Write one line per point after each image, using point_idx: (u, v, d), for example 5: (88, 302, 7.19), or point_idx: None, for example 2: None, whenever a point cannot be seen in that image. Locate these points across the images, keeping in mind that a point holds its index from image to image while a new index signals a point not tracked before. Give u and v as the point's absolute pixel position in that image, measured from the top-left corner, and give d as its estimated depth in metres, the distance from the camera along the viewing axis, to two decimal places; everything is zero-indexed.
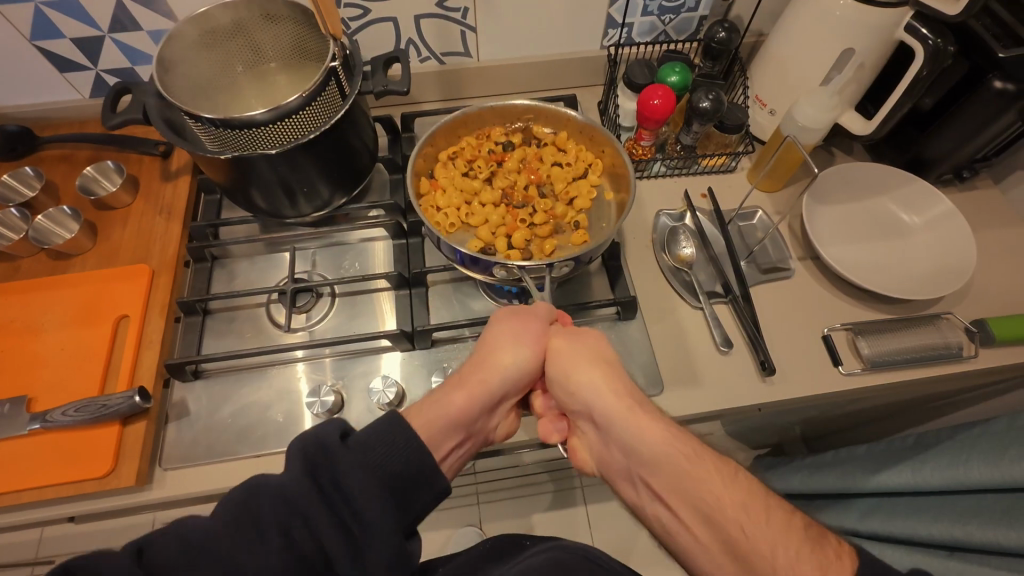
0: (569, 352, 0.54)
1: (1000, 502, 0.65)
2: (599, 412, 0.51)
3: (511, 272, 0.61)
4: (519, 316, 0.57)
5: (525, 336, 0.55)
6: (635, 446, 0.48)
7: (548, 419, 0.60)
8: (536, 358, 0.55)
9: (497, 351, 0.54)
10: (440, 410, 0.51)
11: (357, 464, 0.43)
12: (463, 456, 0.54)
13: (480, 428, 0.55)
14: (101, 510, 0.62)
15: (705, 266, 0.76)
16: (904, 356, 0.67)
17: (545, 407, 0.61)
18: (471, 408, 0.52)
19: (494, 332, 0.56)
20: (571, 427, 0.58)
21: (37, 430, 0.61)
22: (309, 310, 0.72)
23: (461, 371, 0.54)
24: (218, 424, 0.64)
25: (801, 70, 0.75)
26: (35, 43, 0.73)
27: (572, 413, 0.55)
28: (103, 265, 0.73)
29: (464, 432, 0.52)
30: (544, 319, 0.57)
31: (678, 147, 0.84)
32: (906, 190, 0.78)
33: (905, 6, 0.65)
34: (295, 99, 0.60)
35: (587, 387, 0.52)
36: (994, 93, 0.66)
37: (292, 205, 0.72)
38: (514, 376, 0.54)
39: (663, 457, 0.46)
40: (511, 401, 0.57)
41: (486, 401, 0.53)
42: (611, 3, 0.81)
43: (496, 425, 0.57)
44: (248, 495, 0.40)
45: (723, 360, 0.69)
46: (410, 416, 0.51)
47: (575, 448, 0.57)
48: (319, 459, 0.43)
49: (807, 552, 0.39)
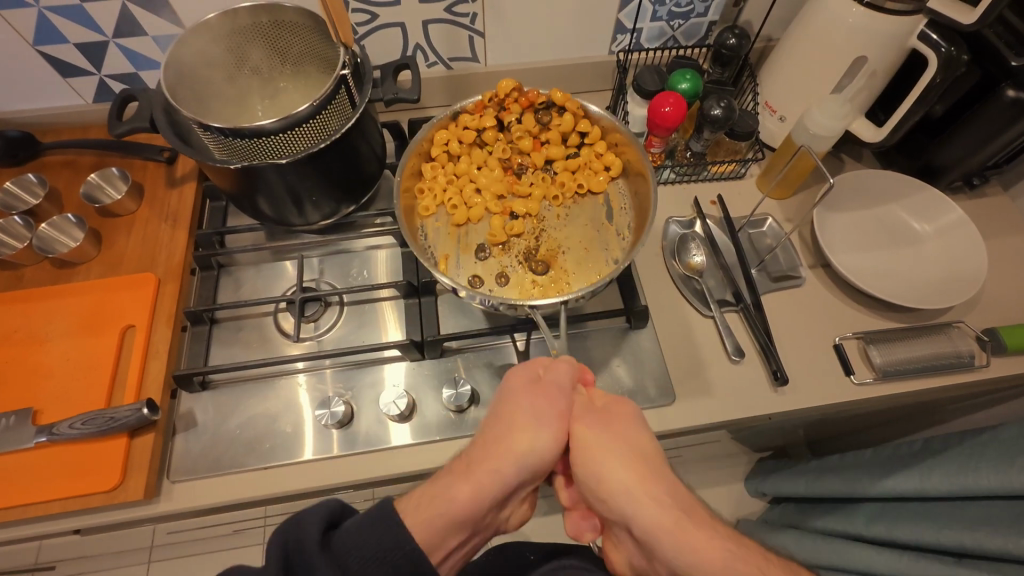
0: (595, 441, 0.48)
1: (1012, 511, 0.65)
2: (637, 527, 0.44)
3: (518, 307, 0.60)
4: (539, 389, 0.51)
5: (546, 413, 0.49)
6: (692, 573, 0.42)
7: (579, 514, 0.54)
8: (559, 444, 0.48)
9: (513, 436, 0.48)
10: (444, 505, 0.46)
11: (332, 564, 0.43)
12: (471, 547, 0.51)
13: (487, 523, 0.50)
14: (107, 523, 0.61)
15: (715, 274, 0.75)
16: (916, 366, 0.67)
17: (571, 498, 0.56)
18: (480, 497, 0.46)
19: (507, 403, 0.50)
20: (602, 525, 0.53)
21: (45, 442, 0.60)
22: (316, 319, 0.71)
23: (469, 455, 0.49)
24: (224, 435, 0.63)
25: (813, 78, 0.75)
26: (39, 48, 0.72)
27: (606, 522, 0.49)
28: (108, 274, 0.72)
29: (471, 527, 0.47)
30: (566, 392, 0.51)
31: (687, 154, 0.83)
32: (917, 198, 0.78)
33: (920, 14, 0.65)
34: (306, 108, 0.59)
35: (622, 499, 0.45)
36: (1008, 101, 0.65)
37: (300, 213, 0.71)
38: (532, 464, 0.47)
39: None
40: (523, 493, 0.52)
41: (499, 493, 0.47)
42: (621, 8, 0.80)
43: (507, 516, 0.54)
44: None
45: (734, 369, 0.69)
46: (405, 516, 0.46)
47: (611, 555, 0.52)
48: (297, 560, 0.44)
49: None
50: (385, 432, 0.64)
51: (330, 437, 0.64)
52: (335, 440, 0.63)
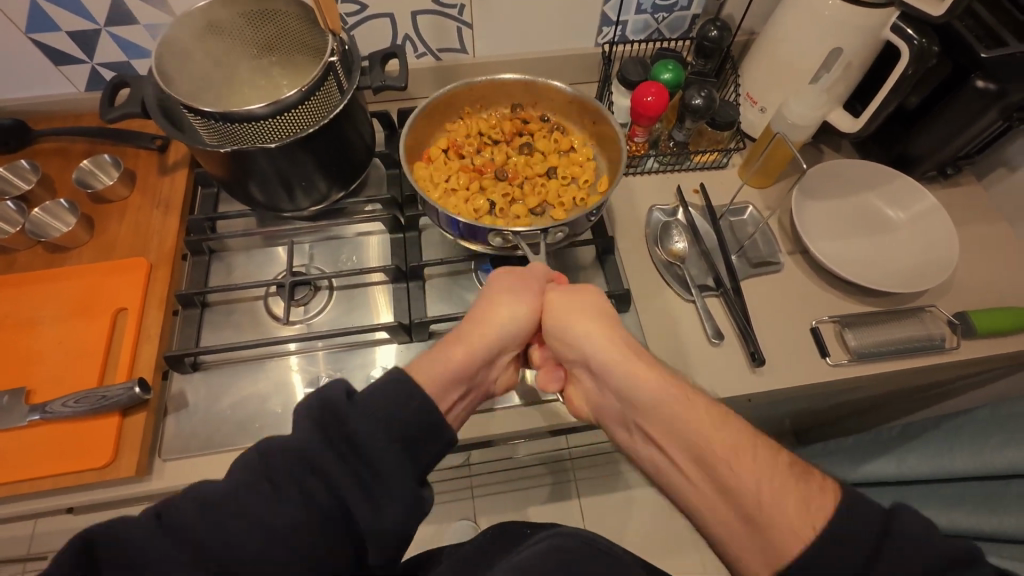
0: (563, 304, 0.56)
1: (981, 489, 0.68)
2: (596, 362, 0.53)
3: (507, 239, 0.63)
4: (517, 274, 0.58)
5: (520, 290, 0.57)
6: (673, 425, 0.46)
7: (547, 369, 0.60)
8: (534, 315, 0.56)
9: (494, 307, 0.56)
10: (440, 366, 0.51)
11: (365, 419, 0.44)
12: (469, 405, 0.55)
13: (481, 380, 0.55)
14: (99, 501, 0.62)
15: (697, 260, 0.77)
16: (890, 347, 0.69)
17: (542, 358, 0.61)
18: (471, 358, 0.53)
19: (491, 292, 0.57)
20: (568, 374, 0.59)
21: (37, 421, 0.61)
22: (306, 303, 0.73)
23: (459, 330, 0.55)
24: (216, 415, 0.65)
25: (790, 70, 0.77)
26: (31, 36, 0.73)
27: (567, 361, 0.57)
28: (100, 258, 0.73)
29: (468, 382, 0.53)
30: (541, 278, 0.59)
31: (670, 144, 0.85)
32: (891, 186, 0.81)
33: (891, 7, 0.67)
34: (294, 93, 0.60)
35: (606, 372, 0.52)
36: (978, 91, 0.67)
37: (290, 198, 0.72)
38: (511, 331, 0.56)
39: (698, 436, 0.45)
40: (511, 354, 0.58)
41: (488, 352, 0.54)
42: (605, 1, 0.82)
43: (496, 376, 0.58)
44: (262, 462, 0.41)
45: (714, 351, 0.71)
46: (413, 371, 0.51)
47: (574, 397, 0.58)
48: (332, 421, 0.44)
49: (791, 487, 0.40)
50: None
51: None
52: None
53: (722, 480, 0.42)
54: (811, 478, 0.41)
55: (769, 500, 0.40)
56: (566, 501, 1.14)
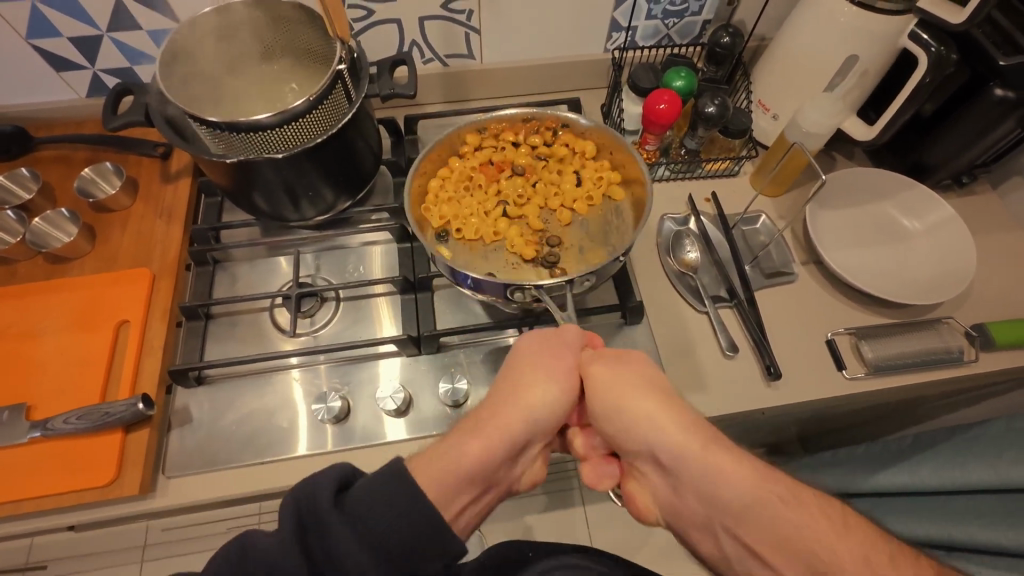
0: (610, 377, 0.51)
1: (998, 505, 0.67)
2: (663, 452, 0.47)
3: (527, 293, 0.60)
4: (549, 342, 0.55)
5: (557, 371, 0.53)
6: (714, 492, 0.45)
7: (595, 462, 0.56)
8: (568, 394, 0.53)
9: (527, 390, 0.52)
10: (451, 461, 0.48)
11: (348, 528, 0.42)
12: (485, 504, 0.52)
13: (501, 479, 0.52)
14: (101, 519, 0.61)
15: (710, 270, 0.76)
16: (907, 360, 0.68)
17: (586, 446, 0.58)
18: (490, 453, 0.49)
19: (522, 363, 0.54)
20: (623, 469, 0.55)
21: (37, 438, 0.60)
22: (312, 314, 0.71)
23: (479, 414, 0.52)
24: (219, 432, 0.63)
25: (805, 77, 0.76)
26: (32, 42, 0.71)
27: (626, 454, 0.52)
28: (101, 269, 0.72)
29: (483, 484, 0.49)
30: (574, 344, 0.56)
31: (682, 151, 0.84)
32: (906, 195, 0.79)
33: (909, 14, 0.66)
34: (301, 103, 0.59)
35: (647, 429, 0.48)
36: (996, 100, 0.67)
37: (296, 208, 0.71)
38: (542, 417, 0.52)
39: (750, 503, 0.44)
40: (536, 447, 0.54)
41: (511, 447, 0.50)
42: (616, 7, 0.81)
43: (520, 473, 0.55)
44: (240, 556, 0.41)
45: (728, 363, 0.70)
46: (415, 470, 0.48)
47: (634, 495, 0.53)
48: (312, 523, 0.43)
49: (855, 542, 0.42)
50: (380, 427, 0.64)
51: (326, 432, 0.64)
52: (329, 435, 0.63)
53: (813, 565, 0.42)
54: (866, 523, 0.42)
55: (855, 572, 0.41)
56: (572, 510, 1.13)
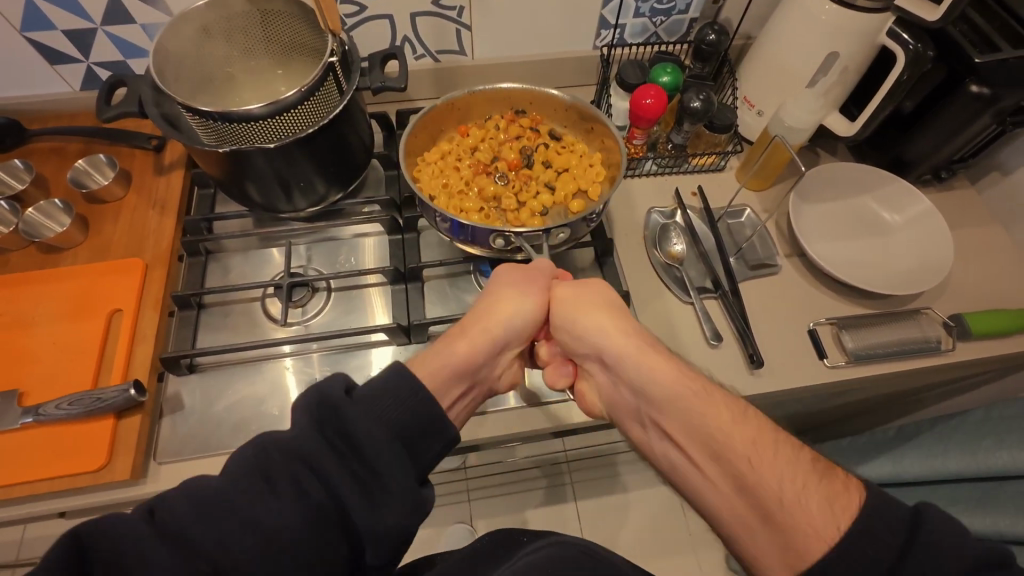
0: (579, 299, 0.56)
1: (976, 491, 0.68)
2: (608, 356, 0.53)
3: (510, 241, 0.63)
4: (521, 271, 0.58)
5: (529, 284, 0.57)
6: (648, 386, 0.49)
7: (555, 365, 0.61)
8: (541, 307, 0.56)
9: (501, 301, 0.56)
10: (447, 357, 0.51)
11: (365, 418, 0.43)
12: (472, 401, 0.55)
13: (485, 376, 0.55)
14: (94, 504, 0.61)
15: (695, 262, 0.77)
16: (885, 350, 0.70)
17: (551, 353, 0.61)
18: (475, 353, 0.52)
19: (499, 280, 0.57)
20: (578, 370, 0.60)
21: (29, 423, 0.60)
22: (304, 304, 0.72)
23: (462, 322, 0.55)
24: (211, 418, 0.64)
25: (788, 74, 0.78)
26: (26, 35, 0.72)
27: (578, 357, 0.57)
28: (95, 260, 0.72)
29: (470, 379, 0.53)
30: (546, 273, 0.59)
31: (669, 147, 0.85)
32: (887, 189, 0.81)
33: (887, 11, 0.67)
34: (293, 94, 0.60)
35: (594, 331, 0.54)
36: (972, 95, 0.68)
37: (288, 200, 0.72)
38: (518, 325, 0.55)
39: (676, 397, 0.48)
40: (517, 348, 0.57)
41: (491, 349, 0.54)
42: (604, 4, 0.82)
43: (501, 374, 0.57)
44: (258, 452, 0.40)
45: (713, 353, 0.71)
46: (415, 365, 0.51)
47: (583, 392, 0.59)
48: (328, 416, 0.43)
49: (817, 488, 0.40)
50: None
51: None
52: None
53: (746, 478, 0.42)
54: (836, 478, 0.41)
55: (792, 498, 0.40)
56: (564, 503, 1.14)
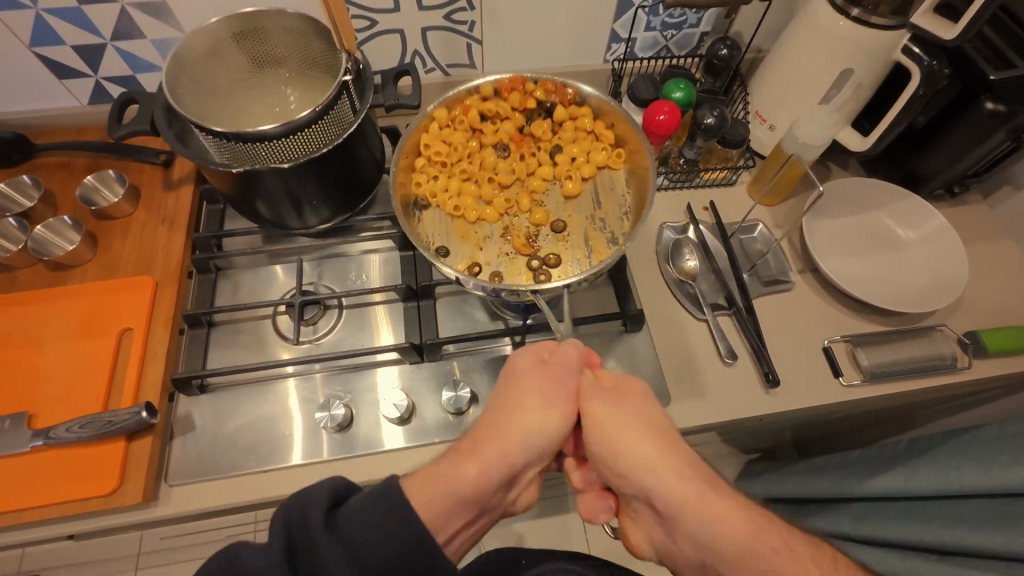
0: (609, 413, 0.51)
1: (993, 509, 0.68)
2: (657, 500, 0.47)
3: (522, 293, 0.61)
4: (548, 368, 0.53)
5: (553, 396, 0.52)
6: (713, 544, 0.45)
7: (592, 496, 0.56)
8: (567, 421, 0.51)
9: (522, 402, 0.51)
10: (448, 486, 0.47)
11: (333, 548, 0.42)
12: (476, 530, 0.52)
13: (494, 505, 0.52)
14: (105, 528, 0.61)
15: (708, 278, 0.77)
16: (901, 368, 0.69)
17: (583, 480, 0.58)
18: (484, 479, 0.48)
19: (521, 380, 0.53)
20: (620, 505, 0.55)
21: (40, 446, 0.60)
22: (315, 322, 0.71)
23: (474, 437, 0.51)
24: (221, 440, 0.63)
25: (802, 90, 0.77)
26: (35, 50, 0.71)
27: (622, 495, 0.51)
28: (104, 277, 0.72)
29: (475, 510, 0.49)
30: (575, 367, 0.54)
31: (681, 161, 0.85)
32: (900, 204, 0.81)
33: (903, 28, 0.67)
34: (307, 113, 0.59)
35: (643, 476, 0.48)
36: (987, 113, 0.68)
37: (299, 216, 0.71)
38: (541, 446, 0.50)
39: (745, 552, 0.44)
40: (533, 472, 0.53)
41: (505, 475, 0.49)
42: (616, 18, 0.82)
43: (516, 496, 0.54)
44: (229, 566, 0.41)
45: (727, 371, 0.70)
46: (416, 484, 0.48)
47: (628, 532, 0.53)
48: (299, 544, 0.42)
49: None
50: (383, 434, 0.65)
51: (326, 440, 0.64)
52: (323, 444, 0.64)
53: None
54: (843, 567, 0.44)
55: None
56: (571, 516, 1.13)
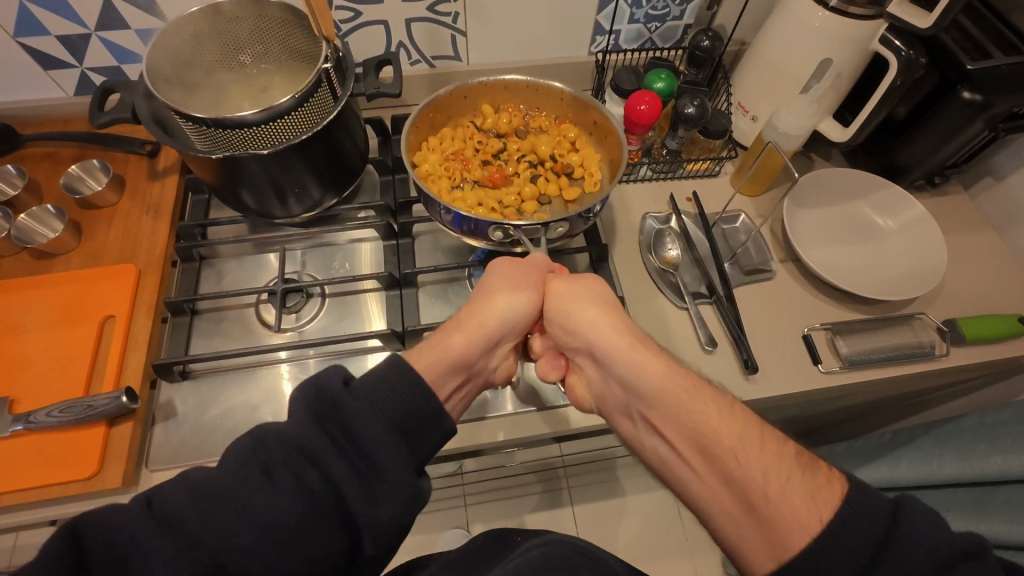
0: (566, 290, 0.56)
1: (971, 496, 0.68)
2: (598, 348, 0.52)
3: (507, 233, 0.63)
4: (518, 267, 0.57)
5: (521, 283, 0.56)
6: (637, 382, 0.49)
7: (547, 357, 0.59)
8: (535, 303, 0.55)
9: (492, 298, 0.55)
10: (440, 353, 0.50)
11: (362, 409, 0.43)
12: (463, 398, 0.54)
13: (479, 370, 0.55)
14: (85, 513, 0.61)
15: (690, 267, 0.77)
16: (879, 355, 0.69)
17: (543, 346, 0.61)
18: (471, 349, 0.52)
19: (490, 277, 0.57)
20: (569, 363, 0.58)
21: (20, 431, 0.60)
22: (298, 310, 0.72)
23: (460, 317, 0.55)
24: (204, 425, 0.64)
25: (782, 80, 0.78)
26: (19, 39, 0.72)
27: (568, 351, 0.56)
28: (88, 265, 0.72)
29: (465, 372, 0.52)
30: (542, 268, 0.58)
31: (663, 152, 0.86)
32: (881, 195, 0.81)
33: (880, 19, 0.68)
34: (288, 100, 0.60)
35: (589, 331, 0.53)
36: (964, 103, 0.68)
37: (283, 205, 0.72)
38: (512, 321, 0.55)
39: (663, 391, 0.47)
40: (511, 343, 0.56)
41: (487, 344, 0.53)
42: (599, 9, 0.82)
43: (496, 366, 0.56)
44: (253, 447, 0.40)
45: (708, 358, 0.71)
46: (411, 357, 0.51)
47: (575, 385, 0.57)
48: (326, 409, 0.42)
49: (797, 480, 0.41)
50: None
51: None
52: None
53: (730, 475, 0.42)
54: (818, 468, 0.42)
55: (777, 494, 0.40)
56: (560, 509, 1.14)
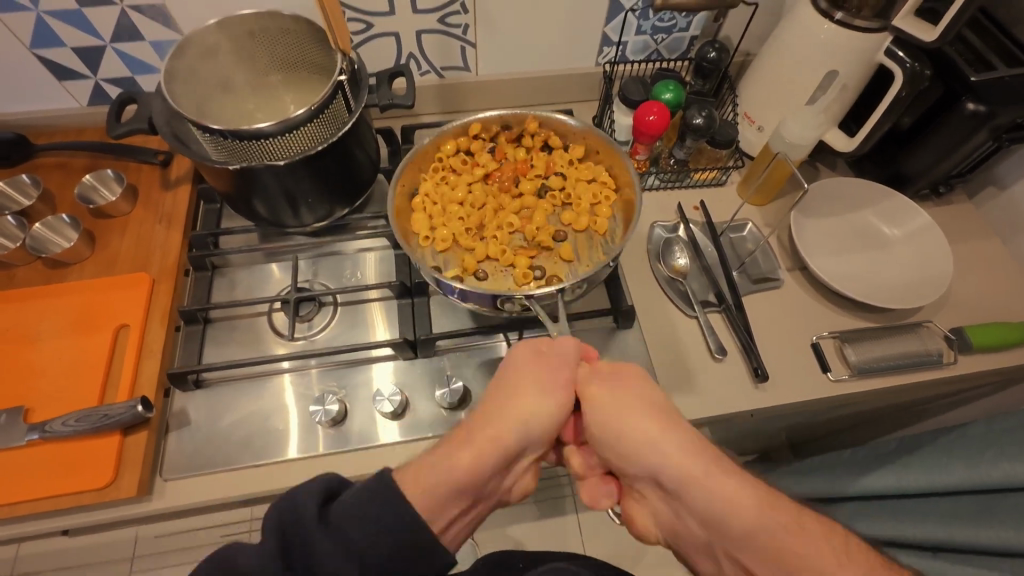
0: (605, 397, 0.52)
1: (979, 504, 0.68)
2: (667, 477, 0.48)
3: (518, 303, 0.61)
4: (542, 358, 0.54)
5: (550, 384, 0.52)
6: (711, 513, 0.47)
7: (593, 481, 0.57)
8: (564, 407, 0.52)
9: (517, 399, 0.52)
10: (445, 475, 0.49)
11: (329, 546, 0.44)
12: (471, 519, 0.54)
13: (490, 490, 0.53)
14: (99, 522, 0.61)
15: (699, 276, 0.78)
16: (888, 364, 0.70)
17: (584, 465, 0.58)
18: (481, 465, 0.50)
19: (517, 371, 0.53)
20: (622, 488, 0.57)
21: (36, 440, 0.60)
22: (311, 318, 0.73)
23: (468, 425, 0.52)
24: (216, 434, 0.64)
25: (789, 91, 0.79)
26: (35, 51, 0.73)
27: (626, 476, 0.53)
28: (101, 274, 0.72)
29: (471, 496, 0.50)
30: (571, 360, 0.54)
31: (671, 161, 0.87)
32: (887, 204, 0.82)
33: (885, 31, 0.69)
34: (303, 112, 0.61)
35: (644, 454, 0.49)
36: (968, 113, 0.69)
37: (295, 214, 0.72)
38: (540, 427, 0.52)
39: (730, 516, 0.46)
40: (528, 459, 0.54)
41: (500, 459, 0.50)
42: (607, 21, 0.84)
43: (512, 483, 0.55)
44: (220, 564, 0.44)
45: (718, 366, 0.71)
46: (402, 477, 0.50)
47: (632, 513, 0.55)
48: (294, 537, 0.45)
49: (859, 571, 0.44)
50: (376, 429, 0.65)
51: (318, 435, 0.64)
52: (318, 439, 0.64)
53: None
54: (870, 559, 0.46)
55: None
56: (567, 517, 1.14)
